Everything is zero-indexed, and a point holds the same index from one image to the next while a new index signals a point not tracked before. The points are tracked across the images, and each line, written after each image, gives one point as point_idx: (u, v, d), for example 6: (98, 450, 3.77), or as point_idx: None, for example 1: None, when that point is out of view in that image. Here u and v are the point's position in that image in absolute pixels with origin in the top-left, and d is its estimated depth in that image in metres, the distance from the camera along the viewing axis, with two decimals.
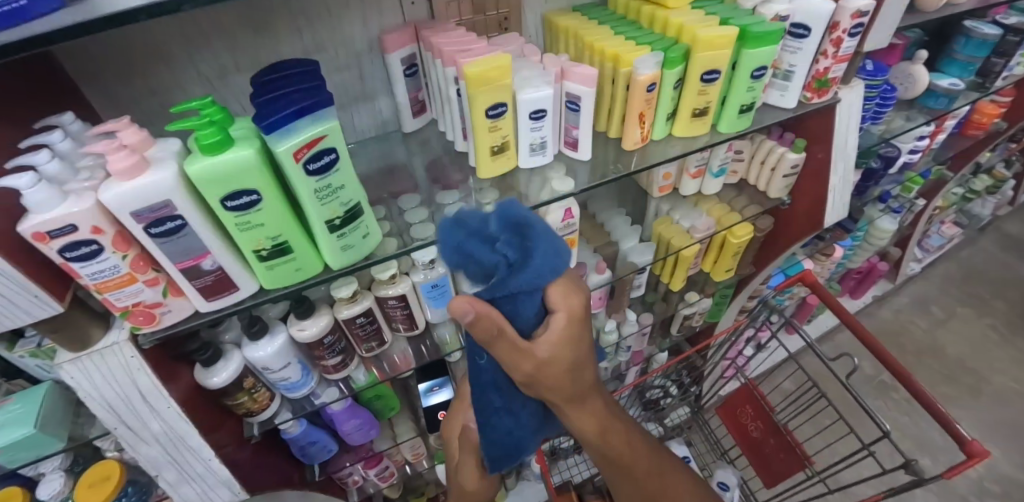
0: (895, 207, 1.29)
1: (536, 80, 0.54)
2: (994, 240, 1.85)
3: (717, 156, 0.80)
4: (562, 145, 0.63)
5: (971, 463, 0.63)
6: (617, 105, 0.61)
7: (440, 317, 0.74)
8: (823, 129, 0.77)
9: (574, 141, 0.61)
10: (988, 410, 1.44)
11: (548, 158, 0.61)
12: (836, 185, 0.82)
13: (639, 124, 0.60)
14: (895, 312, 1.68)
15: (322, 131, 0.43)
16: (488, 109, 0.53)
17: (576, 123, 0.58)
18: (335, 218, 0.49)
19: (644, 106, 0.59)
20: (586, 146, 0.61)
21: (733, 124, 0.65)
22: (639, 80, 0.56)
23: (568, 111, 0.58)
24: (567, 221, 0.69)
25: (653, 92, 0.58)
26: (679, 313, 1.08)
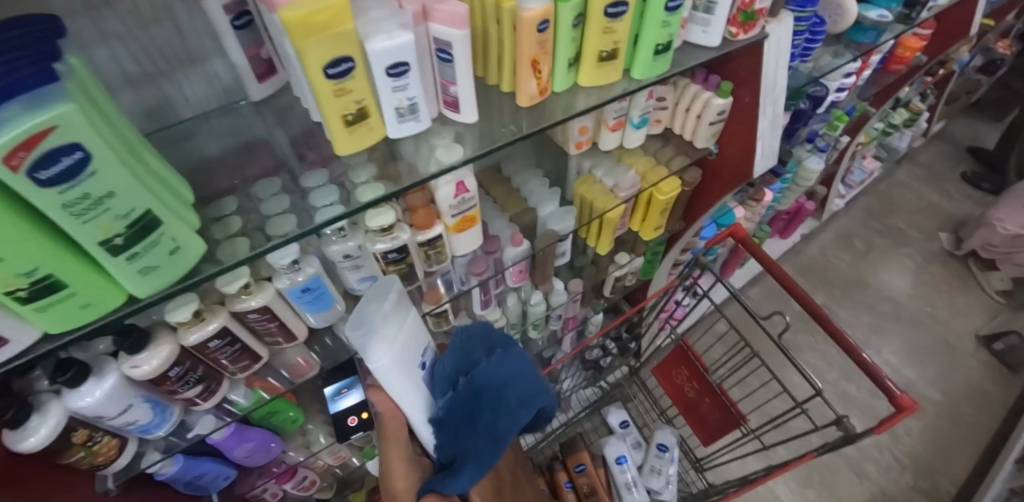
0: (821, 146, 1.26)
1: (387, 23, 0.40)
2: (909, 171, 1.93)
3: (638, 105, 0.70)
4: (442, 106, 0.50)
5: (901, 416, 0.61)
6: (506, 51, 0.48)
7: (326, 319, 0.62)
8: (750, 69, 0.68)
9: (453, 100, 0.48)
10: (903, 335, 1.55)
11: (424, 123, 0.49)
12: (766, 130, 0.75)
13: (534, 74, 0.48)
14: (821, 248, 1.74)
15: (48, 121, 0.28)
16: (325, 66, 0.39)
17: (452, 78, 0.45)
18: (115, 238, 0.35)
19: (537, 51, 0.46)
20: (469, 106, 0.49)
21: (648, 69, 0.54)
22: (525, 18, 0.43)
23: (439, 61, 0.45)
24: (462, 197, 0.57)
25: (547, 33, 0.46)
26: (610, 275, 1.01)
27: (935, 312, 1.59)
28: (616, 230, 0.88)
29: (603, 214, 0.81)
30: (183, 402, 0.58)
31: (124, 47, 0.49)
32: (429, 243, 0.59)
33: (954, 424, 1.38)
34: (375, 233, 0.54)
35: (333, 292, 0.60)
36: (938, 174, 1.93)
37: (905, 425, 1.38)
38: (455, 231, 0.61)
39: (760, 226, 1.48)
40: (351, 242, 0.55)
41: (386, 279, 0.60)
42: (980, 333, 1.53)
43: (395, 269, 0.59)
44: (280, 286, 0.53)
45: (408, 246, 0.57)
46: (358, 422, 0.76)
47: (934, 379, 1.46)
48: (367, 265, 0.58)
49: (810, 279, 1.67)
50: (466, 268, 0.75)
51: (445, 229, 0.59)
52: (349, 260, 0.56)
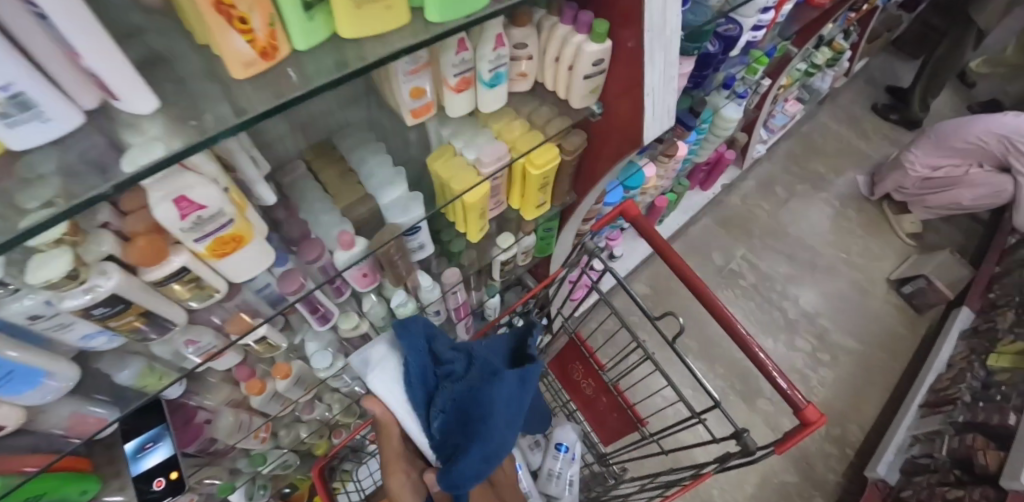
0: (740, 92, 1.12)
1: None
2: (830, 112, 1.88)
3: (483, 58, 0.51)
4: (100, 89, 0.29)
5: (805, 431, 0.52)
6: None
7: (48, 394, 0.45)
8: (631, 3, 0.49)
9: (103, 83, 0.27)
10: (819, 283, 1.54)
11: (66, 123, 0.28)
12: (655, 86, 0.57)
13: (234, 25, 0.29)
14: (742, 197, 1.68)
15: None
16: None
17: (75, 47, 0.24)
18: None
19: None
20: (132, 87, 0.28)
21: (444, 10, 0.36)
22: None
23: (43, 23, 0.23)
24: (199, 217, 0.39)
25: None
26: (494, 260, 0.85)
27: (851, 259, 1.59)
28: (488, 212, 0.70)
29: (461, 196, 0.63)
30: None
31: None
32: (170, 280, 0.42)
33: (864, 369, 1.41)
34: (51, 290, 0.35)
35: (40, 362, 0.42)
36: (856, 114, 1.89)
37: (818, 375, 1.39)
38: (215, 258, 0.44)
39: (676, 180, 1.37)
40: (28, 300, 0.36)
41: (122, 330, 0.44)
42: (891, 277, 1.54)
43: (127, 317, 0.42)
44: None
45: (125, 294, 0.40)
46: (165, 485, 0.62)
47: (848, 326, 1.47)
48: (81, 325, 0.40)
49: (732, 231, 1.62)
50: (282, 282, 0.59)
51: (193, 258, 0.42)
52: (37, 322, 0.37)
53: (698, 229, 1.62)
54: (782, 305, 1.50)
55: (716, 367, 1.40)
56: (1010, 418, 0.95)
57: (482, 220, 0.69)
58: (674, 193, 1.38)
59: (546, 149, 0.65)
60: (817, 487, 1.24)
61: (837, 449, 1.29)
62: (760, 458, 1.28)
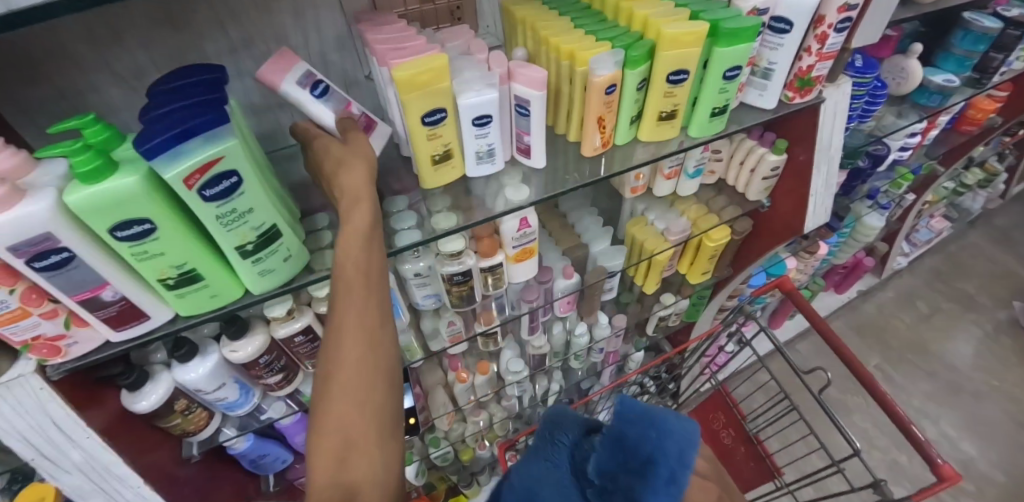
0: (882, 204, 1.21)
1: (478, 82, 0.48)
2: (981, 234, 1.82)
3: (692, 158, 0.75)
4: (515, 151, 0.58)
5: (943, 487, 0.62)
6: (576, 107, 0.57)
7: (394, 328, 0.71)
8: (804, 130, 0.70)
9: (526, 147, 0.56)
10: (967, 408, 1.43)
11: (497, 166, 0.56)
12: (818, 190, 0.76)
13: (598, 129, 0.56)
14: (879, 306, 1.66)
15: (217, 152, 0.34)
16: (423, 115, 0.47)
17: (527, 129, 0.53)
18: (247, 244, 0.41)
19: (602, 110, 0.54)
20: (539, 153, 0.57)
21: (704, 128, 0.60)
22: (597, 82, 0.51)
23: (518, 114, 0.53)
24: (524, 231, 0.64)
25: (613, 95, 0.54)
26: (655, 314, 1.05)
27: (1004, 388, 1.47)
28: (664, 272, 0.91)
29: (652, 255, 0.85)
30: (264, 387, 0.65)
31: (252, 83, 0.59)
32: (490, 270, 0.66)
33: None
34: (444, 257, 0.62)
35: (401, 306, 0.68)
36: (1018, 240, 1.80)
37: None
38: (515, 261, 0.68)
39: (813, 278, 1.44)
40: (422, 262, 0.64)
41: (449, 298, 0.68)
42: None
43: (455, 291, 0.66)
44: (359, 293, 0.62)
45: (472, 270, 0.65)
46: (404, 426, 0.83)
47: (997, 459, 1.34)
48: (432, 284, 0.67)
49: (867, 338, 1.59)
50: (518, 294, 0.82)
51: (505, 258, 0.66)
52: (419, 277, 0.65)
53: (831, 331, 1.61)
54: (919, 423, 1.41)
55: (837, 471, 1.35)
56: None
57: (659, 276, 0.91)
58: (809, 291, 1.43)
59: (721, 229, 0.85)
60: None
61: None
62: None
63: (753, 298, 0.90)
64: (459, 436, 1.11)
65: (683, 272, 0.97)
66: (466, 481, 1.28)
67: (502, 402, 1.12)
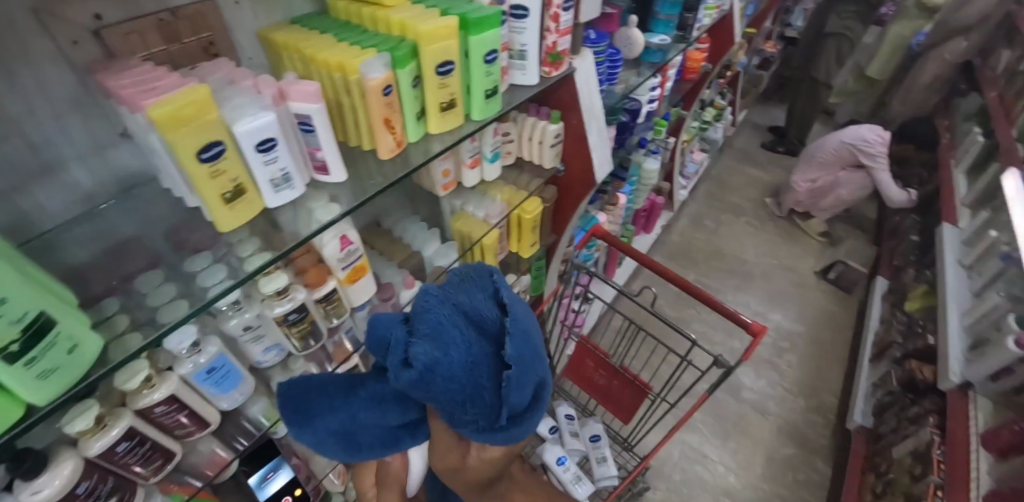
0: (653, 149, 1.49)
1: (251, 108, 0.48)
2: (729, 157, 2.37)
3: (487, 142, 0.83)
4: (312, 171, 0.60)
5: (758, 339, 0.79)
6: (361, 115, 0.59)
7: (241, 397, 0.66)
8: (570, 98, 0.84)
9: (322, 164, 0.58)
10: (762, 286, 1.84)
11: (298, 189, 0.57)
12: (596, 143, 0.91)
13: (388, 130, 0.60)
14: (681, 234, 2.03)
15: None
16: (198, 153, 0.45)
17: (318, 145, 0.56)
18: (6, 345, 0.33)
19: (386, 111, 0.58)
20: (337, 167, 0.60)
21: (484, 110, 0.68)
22: (371, 84, 0.54)
23: (304, 132, 0.55)
24: (348, 249, 0.68)
25: (392, 95, 0.58)
26: None
27: (781, 262, 1.92)
28: (498, 254, 0.98)
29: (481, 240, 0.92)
30: None
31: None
32: (326, 299, 0.68)
33: (819, 347, 1.65)
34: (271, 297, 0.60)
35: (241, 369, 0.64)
36: (751, 154, 2.38)
37: (785, 360, 1.61)
38: (349, 283, 0.71)
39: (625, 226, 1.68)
40: (248, 314, 0.62)
41: (292, 341, 0.67)
42: (816, 269, 1.88)
43: (302, 326, 0.66)
44: (186, 369, 0.56)
45: (307, 304, 0.64)
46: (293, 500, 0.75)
47: (793, 315, 1.75)
48: (269, 333, 0.65)
49: (682, 259, 1.93)
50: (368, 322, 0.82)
51: (338, 282, 0.69)
52: (249, 331, 0.62)
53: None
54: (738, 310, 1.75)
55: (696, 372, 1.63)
56: (929, 339, 1.25)
57: (495, 259, 0.98)
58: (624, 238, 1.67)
59: (532, 201, 0.95)
60: (816, 454, 1.39)
61: (820, 417, 1.47)
62: (761, 441, 1.42)
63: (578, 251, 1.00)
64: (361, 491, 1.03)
65: (513, 250, 1.03)
66: None
67: None
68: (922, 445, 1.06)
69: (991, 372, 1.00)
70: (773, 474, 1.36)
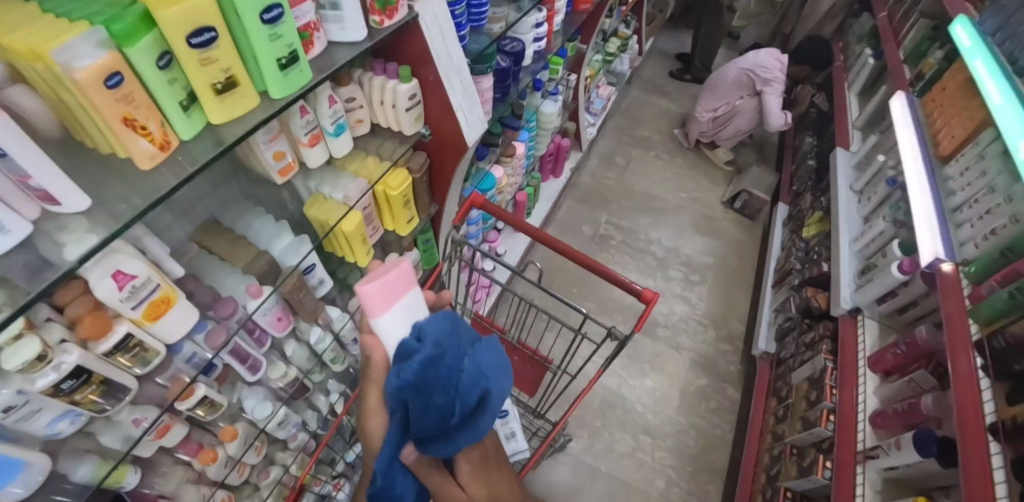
0: (552, 90, 1.33)
1: None
2: (638, 89, 2.29)
3: (324, 115, 0.68)
4: (32, 201, 0.41)
5: (649, 307, 0.74)
6: (90, 116, 0.41)
7: (33, 480, 0.49)
8: (420, 50, 0.71)
9: (44, 194, 0.40)
10: (672, 219, 1.84)
11: (11, 233, 0.38)
12: (460, 101, 0.78)
13: (137, 131, 0.43)
14: (591, 174, 1.96)
15: None
16: None
17: (23, 173, 0.37)
18: None
19: (124, 108, 0.40)
20: (69, 192, 0.41)
21: (283, 85, 0.53)
22: (78, 78, 0.36)
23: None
24: (131, 285, 0.48)
25: (125, 87, 0.40)
26: None
27: (690, 195, 1.92)
28: (367, 237, 0.86)
29: (337, 226, 0.79)
30: None
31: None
32: (115, 349, 0.50)
33: (725, 275, 1.70)
34: (23, 371, 0.42)
35: (18, 454, 0.47)
36: (659, 84, 2.32)
37: (696, 293, 1.66)
38: (150, 321, 0.53)
39: (530, 175, 1.59)
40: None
41: (86, 406, 0.50)
42: (723, 200, 1.89)
43: (90, 387, 0.49)
44: None
45: (84, 364, 0.47)
46: None
47: (702, 246, 1.78)
48: (47, 405, 0.46)
49: (593, 201, 1.88)
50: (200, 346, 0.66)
51: (133, 324, 0.51)
52: (7, 418, 0.44)
53: (565, 212, 1.83)
54: (650, 247, 1.76)
55: (614, 314, 1.64)
56: (824, 266, 1.31)
57: (364, 243, 0.85)
58: (530, 187, 1.57)
59: (395, 174, 0.84)
60: (724, 379, 1.47)
61: (728, 345, 1.54)
62: (675, 376, 1.48)
63: (457, 227, 0.86)
64: None
65: (391, 228, 0.93)
66: None
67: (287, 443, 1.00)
68: (816, 371, 1.12)
69: (878, 296, 1.09)
70: (687, 405, 1.42)
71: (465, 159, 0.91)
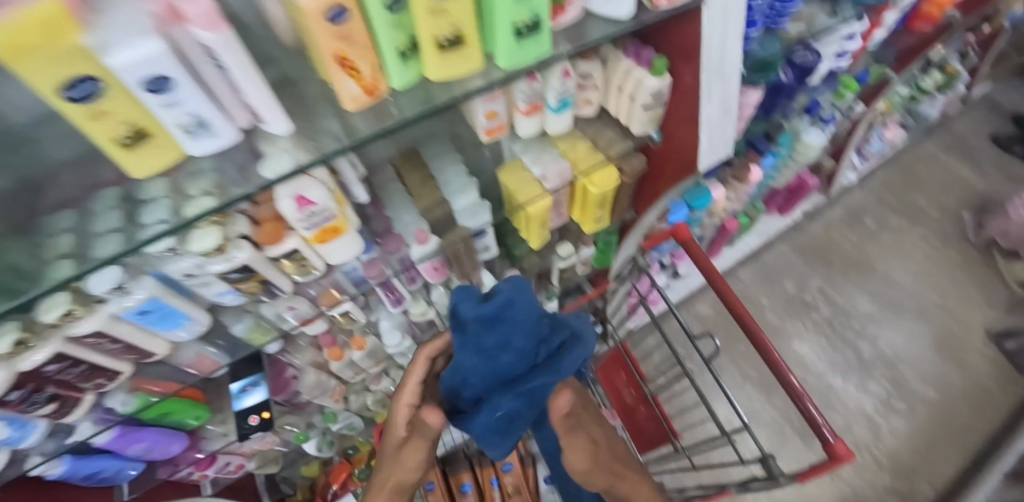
0: (826, 117, 1.12)
1: (122, 27, 0.29)
2: (939, 142, 1.71)
3: (552, 87, 0.58)
4: (252, 114, 0.42)
5: (833, 465, 0.53)
6: (313, 46, 0.37)
7: (193, 331, 0.59)
8: (691, 43, 0.55)
9: (252, 107, 0.39)
10: (906, 323, 1.42)
11: (225, 136, 0.40)
12: (711, 112, 0.62)
13: (346, 74, 0.37)
14: (825, 225, 1.59)
15: None
16: (60, 91, 0.30)
17: (236, 83, 0.36)
18: None
19: (338, 45, 0.34)
20: (273, 112, 0.40)
21: (513, 60, 0.42)
22: (306, 6, 0.30)
23: (217, 68, 0.35)
24: (309, 210, 0.48)
25: (350, 25, 0.33)
26: (554, 267, 0.94)
27: (945, 303, 1.45)
28: (549, 224, 0.78)
29: (524, 207, 0.70)
30: (45, 417, 0.55)
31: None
32: (284, 257, 0.53)
33: (945, 426, 1.28)
34: (204, 256, 0.46)
35: (189, 308, 0.55)
36: (975, 146, 1.69)
37: (891, 425, 1.29)
38: (318, 243, 0.54)
39: (752, 203, 1.34)
40: (186, 261, 0.47)
41: (246, 292, 0.55)
42: (993, 330, 1.39)
43: (250, 285, 0.54)
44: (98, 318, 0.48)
45: (250, 265, 0.50)
46: (259, 422, 0.77)
47: (929, 374, 1.35)
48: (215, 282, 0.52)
49: (809, 259, 1.54)
50: (366, 271, 0.71)
51: (302, 241, 0.53)
52: (191, 278, 0.50)
53: (773, 255, 1.55)
54: (857, 345, 1.40)
55: (775, 400, 1.37)
56: None
57: (543, 229, 0.77)
58: (747, 218, 1.35)
59: (606, 169, 0.71)
60: None
61: None
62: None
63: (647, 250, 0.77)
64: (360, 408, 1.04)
65: (577, 221, 0.83)
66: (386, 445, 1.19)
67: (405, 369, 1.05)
68: None
69: None
70: None
71: (688, 180, 0.75)
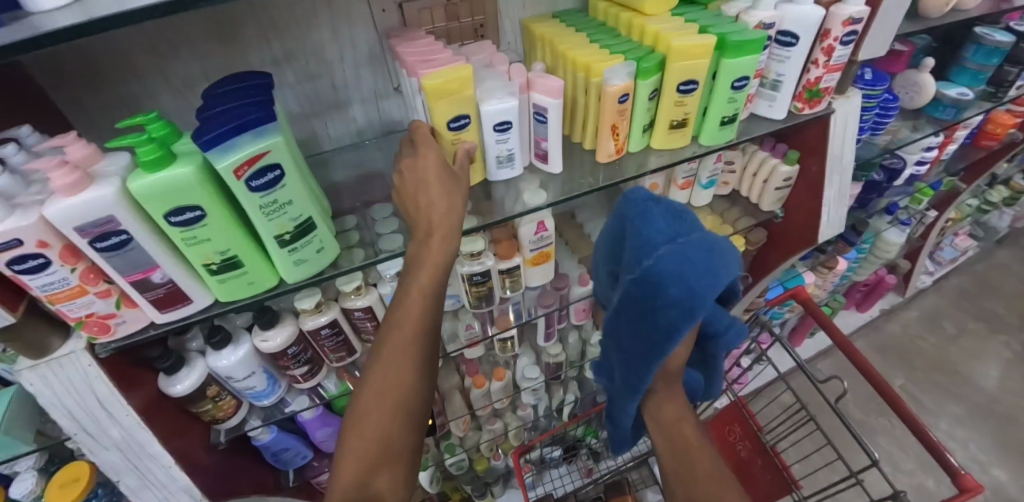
0: (903, 219, 1.25)
1: (500, 91, 0.51)
2: (1010, 253, 1.78)
3: (706, 168, 0.78)
4: (533, 157, 0.61)
5: (965, 497, 0.63)
6: (591, 117, 0.58)
7: None
8: (817, 141, 0.74)
9: (543, 153, 0.58)
10: (997, 429, 1.40)
11: (517, 170, 0.59)
12: (832, 198, 0.79)
13: (612, 136, 0.58)
14: (903, 325, 1.63)
15: (264, 147, 0.42)
16: (449, 120, 0.51)
17: (545, 135, 0.56)
18: (285, 233, 0.49)
19: (616, 118, 0.56)
20: (556, 157, 0.59)
21: (714, 137, 0.62)
22: (611, 91, 0.53)
23: (536, 122, 0.56)
24: (541, 234, 0.67)
25: (626, 104, 0.55)
26: None
27: None
28: None
29: None
30: (289, 379, 0.70)
31: (292, 94, 0.65)
32: (508, 271, 0.68)
33: None
34: (465, 256, 0.64)
35: None
36: None
37: None
38: (532, 264, 0.71)
39: (834, 295, 1.44)
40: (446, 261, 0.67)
41: (467, 297, 0.70)
42: None
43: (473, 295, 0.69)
44: (366, 298, 0.64)
45: (491, 271, 0.66)
46: (422, 426, 0.87)
47: None
48: (454, 284, 0.70)
49: (890, 355, 1.56)
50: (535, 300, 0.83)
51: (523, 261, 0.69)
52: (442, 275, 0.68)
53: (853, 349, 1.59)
54: (947, 446, 1.37)
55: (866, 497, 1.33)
56: None
57: None
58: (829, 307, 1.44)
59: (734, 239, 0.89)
60: None
61: None
62: None
63: (769, 310, 0.92)
64: (474, 444, 1.11)
65: None
66: (481, 491, 1.25)
67: (516, 411, 1.13)
68: None
69: None
70: None
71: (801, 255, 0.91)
